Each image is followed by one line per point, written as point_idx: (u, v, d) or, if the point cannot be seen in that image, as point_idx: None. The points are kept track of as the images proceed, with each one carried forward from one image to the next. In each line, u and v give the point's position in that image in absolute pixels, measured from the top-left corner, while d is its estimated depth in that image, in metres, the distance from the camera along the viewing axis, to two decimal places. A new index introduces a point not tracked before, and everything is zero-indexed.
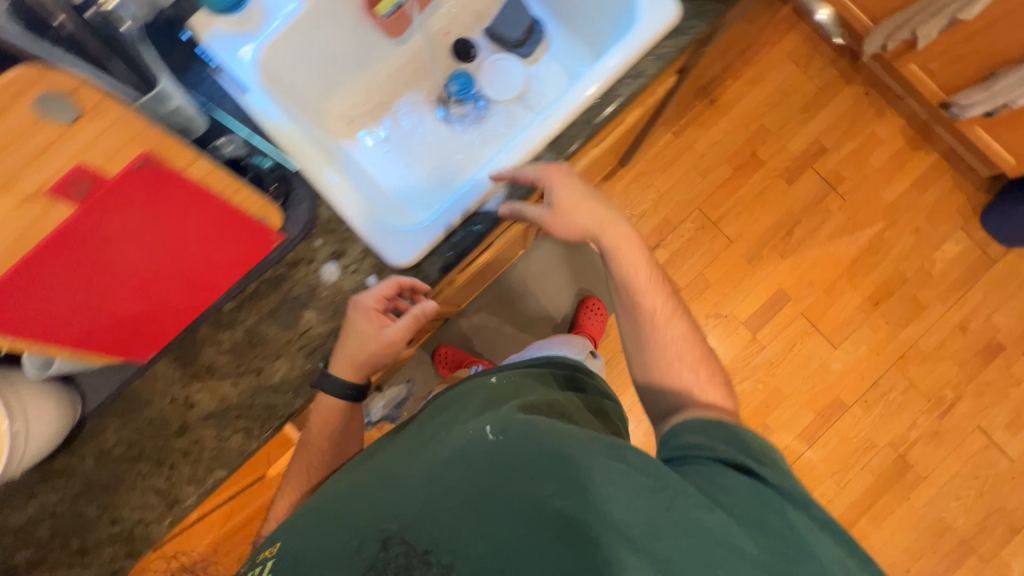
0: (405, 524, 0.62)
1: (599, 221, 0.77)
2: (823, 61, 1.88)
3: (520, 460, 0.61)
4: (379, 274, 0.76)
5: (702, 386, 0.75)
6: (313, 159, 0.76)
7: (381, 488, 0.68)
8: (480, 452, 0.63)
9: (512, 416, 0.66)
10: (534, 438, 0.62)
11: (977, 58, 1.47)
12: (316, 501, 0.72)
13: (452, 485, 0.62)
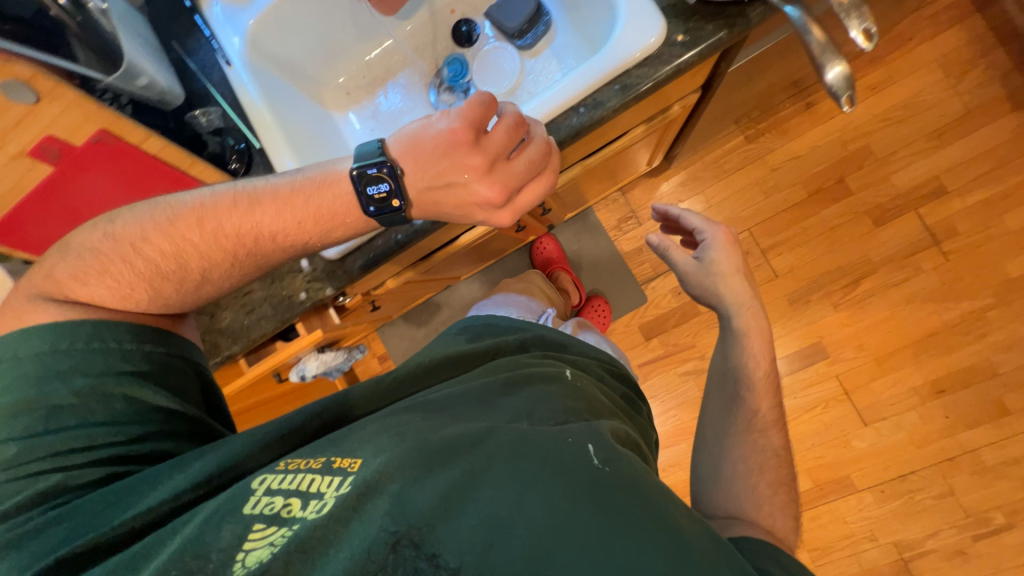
0: (461, 536, 0.41)
1: (742, 301, 0.86)
2: (982, 76, 1.44)
3: (629, 519, 0.43)
4: (310, 260, 0.83)
5: (772, 509, 0.74)
6: (275, 138, 0.83)
7: (452, 463, 0.45)
8: (586, 477, 0.45)
9: (618, 451, 0.50)
10: (638, 487, 0.46)
11: None
12: (363, 431, 0.50)
13: (541, 513, 0.42)
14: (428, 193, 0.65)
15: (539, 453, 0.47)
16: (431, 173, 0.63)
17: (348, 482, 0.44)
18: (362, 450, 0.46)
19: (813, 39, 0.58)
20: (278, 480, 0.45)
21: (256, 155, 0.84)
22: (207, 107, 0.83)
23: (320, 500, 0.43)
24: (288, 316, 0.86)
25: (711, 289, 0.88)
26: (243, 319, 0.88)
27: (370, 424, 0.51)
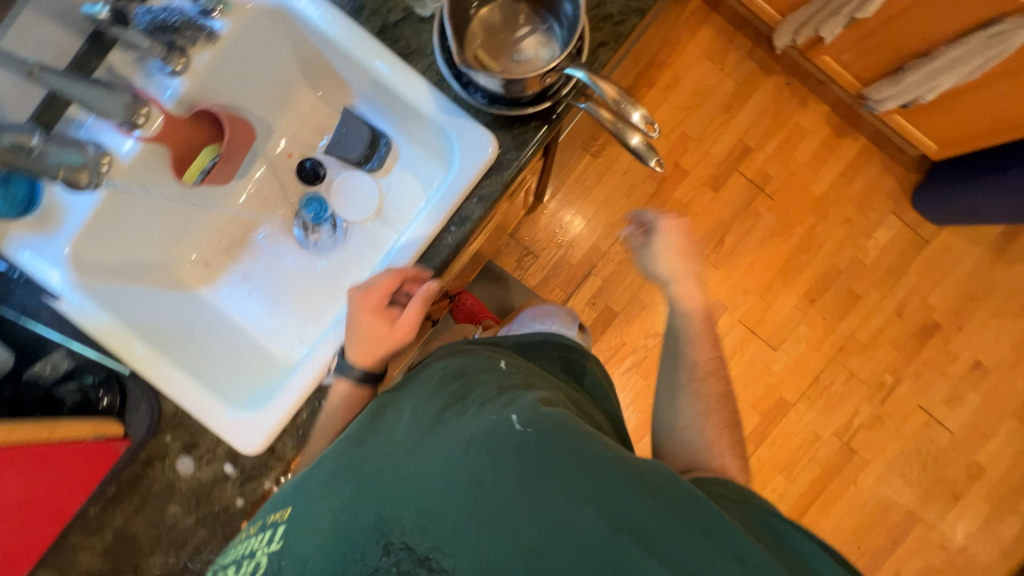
0: (406, 527, 0.52)
1: (677, 269, 0.83)
2: (739, 53, 1.77)
3: (543, 463, 0.52)
4: (233, 462, 0.76)
5: (719, 451, 0.76)
6: (145, 355, 0.75)
7: (389, 479, 0.55)
8: (505, 443, 0.54)
9: (542, 407, 0.57)
10: (559, 436, 0.54)
11: (885, 51, 1.39)
12: (312, 483, 0.60)
13: (463, 489, 0.52)
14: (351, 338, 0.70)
15: (463, 440, 0.55)
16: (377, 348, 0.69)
17: (280, 533, 0.58)
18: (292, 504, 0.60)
19: (603, 115, 0.66)
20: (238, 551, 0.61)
21: (132, 381, 0.76)
22: (56, 350, 0.75)
23: (261, 555, 0.58)
24: (230, 531, 0.76)
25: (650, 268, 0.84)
26: (178, 557, 0.76)
27: (326, 463, 0.61)
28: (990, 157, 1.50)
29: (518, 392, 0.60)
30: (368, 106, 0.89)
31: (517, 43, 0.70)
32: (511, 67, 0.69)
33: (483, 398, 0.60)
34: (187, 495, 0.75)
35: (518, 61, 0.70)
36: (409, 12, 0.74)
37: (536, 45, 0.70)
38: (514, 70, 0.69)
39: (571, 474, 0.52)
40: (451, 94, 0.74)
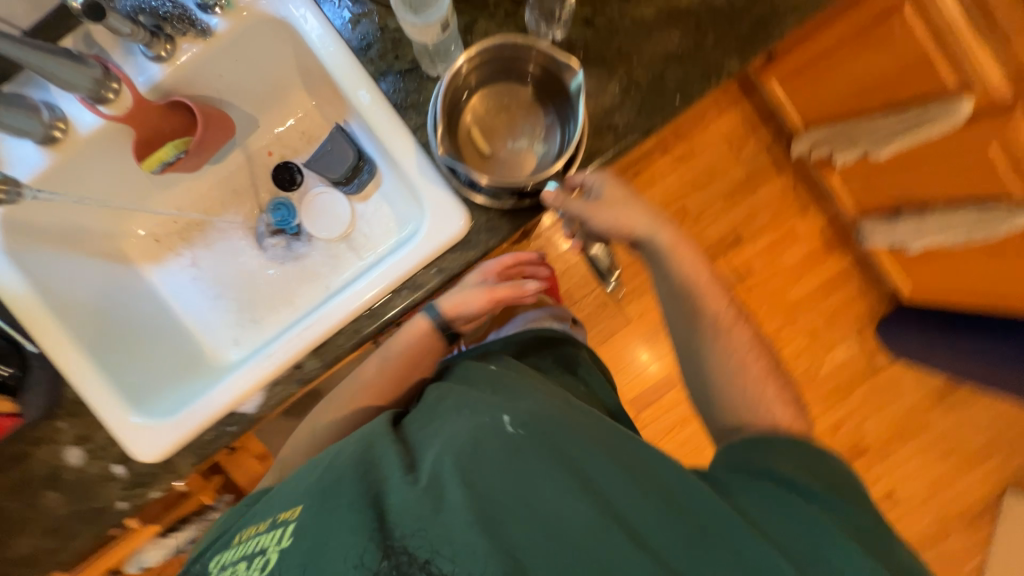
0: (419, 537, 0.49)
1: (645, 223, 0.66)
2: (757, 145, 1.78)
3: (539, 461, 0.51)
4: (126, 464, 0.73)
5: (768, 406, 0.59)
6: (61, 336, 0.73)
7: (392, 488, 0.53)
8: (501, 442, 0.53)
9: (536, 411, 0.57)
10: (559, 434, 0.54)
11: (888, 190, 1.42)
12: (311, 479, 0.58)
13: (469, 493, 0.50)
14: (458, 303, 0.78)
15: (458, 441, 0.54)
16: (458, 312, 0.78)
17: (288, 532, 0.54)
18: (300, 502, 0.56)
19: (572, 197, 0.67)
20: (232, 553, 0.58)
21: (37, 358, 0.72)
22: None
23: (264, 556, 0.54)
24: (106, 529, 0.75)
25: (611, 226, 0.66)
26: (46, 543, 0.74)
27: (319, 466, 0.60)
28: (956, 315, 1.56)
29: (521, 398, 0.61)
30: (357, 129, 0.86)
31: (502, 139, 0.72)
32: (492, 166, 0.71)
33: (478, 402, 0.60)
34: (70, 485, 0.73)
35: (501, 159, 0.72)
36: (416, 66, 0.71)
37: (521, 145, 0.72)
38: (495, 171, 0.71)
39: (568, 471, 0.51)
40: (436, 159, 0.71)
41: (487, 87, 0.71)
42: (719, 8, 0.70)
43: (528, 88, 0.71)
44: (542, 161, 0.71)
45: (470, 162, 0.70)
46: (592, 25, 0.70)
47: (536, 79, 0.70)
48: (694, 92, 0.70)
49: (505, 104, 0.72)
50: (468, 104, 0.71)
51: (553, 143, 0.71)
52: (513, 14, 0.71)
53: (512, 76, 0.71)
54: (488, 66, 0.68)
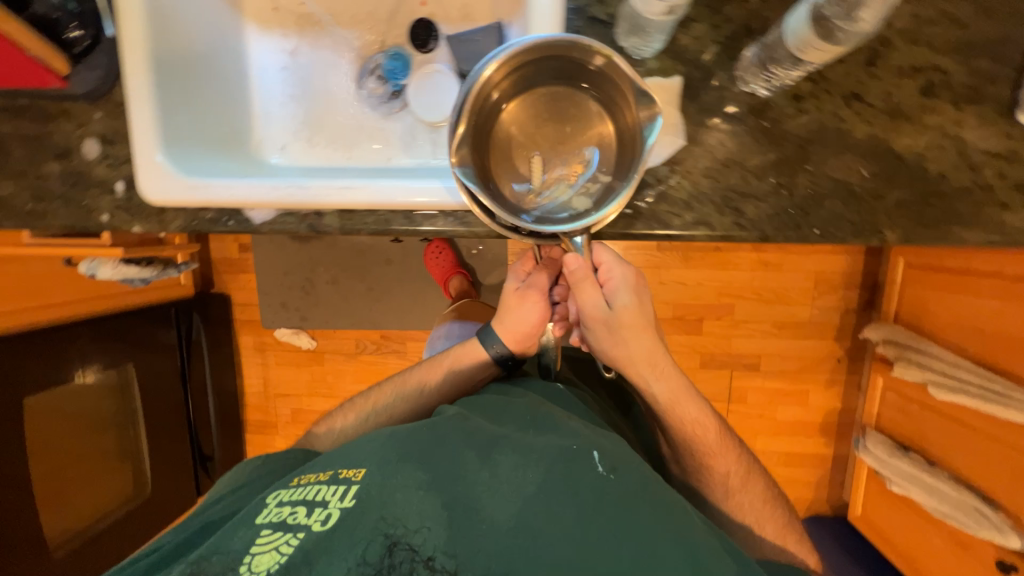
0: (434, 533, 0.54)
1: (652, 366, 0.74)
2: (837, 302, 1.67)
3: (619, 513, 0.56)
4: (127, 187, 0.73)
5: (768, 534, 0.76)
6: (140, 33, 0.68)
7: (467, 485, 0.58)
8: (590, 482, 0.59)
9: (619, 459, 0.63)
10: (640, 489, 0.60)
11: (914, 426, 1.35)
12: (381, 447, 0.64)
13: (548, 522, 0.55)
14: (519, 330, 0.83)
15: (538, 460, 0.61)
16: (522, 336, 0.83)
17: (350, 492, 0.58)
18: (365, 464, 0.61)
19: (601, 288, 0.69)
20: (291, 494, 0.61)
21: (106, 43, 0.69)
22: None
23: (325, 509, 0.57)
24: (80, 226, 0.76)
25: (626, 354, 0.73)
26: (28, 202, 0.76)
27: (385, 436, 0.66)
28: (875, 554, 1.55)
29: (601, 439, 0.67)
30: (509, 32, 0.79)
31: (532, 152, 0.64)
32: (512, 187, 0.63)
33: (557, 431, 0.66)
34: (73, 169, 0.74)
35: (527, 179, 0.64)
36: (611, 23, 0.62)
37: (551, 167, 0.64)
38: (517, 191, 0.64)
39: (646, 529, 0.55)
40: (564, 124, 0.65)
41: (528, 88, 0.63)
42: (928, 177, 0.61)
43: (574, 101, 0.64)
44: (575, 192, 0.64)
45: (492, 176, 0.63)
46: (798, 106, 0.61)
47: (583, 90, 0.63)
48: (835, 235, 0.63)
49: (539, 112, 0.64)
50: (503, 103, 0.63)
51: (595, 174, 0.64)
52: (737, 40, 0.61)
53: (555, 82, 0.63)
54: (520, 73, 0.61)
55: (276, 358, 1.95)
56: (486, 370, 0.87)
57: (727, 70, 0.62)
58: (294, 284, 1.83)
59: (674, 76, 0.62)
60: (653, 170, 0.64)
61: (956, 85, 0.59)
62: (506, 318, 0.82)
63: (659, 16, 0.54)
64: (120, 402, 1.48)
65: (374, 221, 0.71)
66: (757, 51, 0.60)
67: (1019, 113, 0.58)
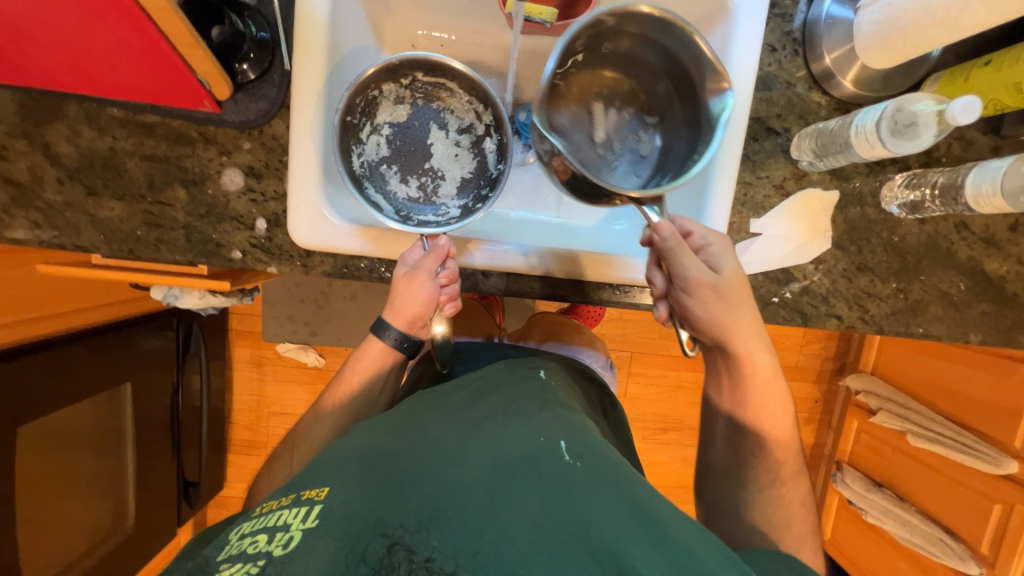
0: (449, 542, 0.38)
1: (749, 341, 0.62)
2: (820, 349, 1.78)
3: (596, 507, 0.41)
4: (271, 226, 0.68)
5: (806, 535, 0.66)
6: (313, 67, 0.64)
7: (415, 487, 0.42)
8: (549, 472, 0.43)
9: (591, 439, 0.48)
10: (612, 470, 0.44)
11: (887, 466, 1.58)
12: (324, 463, 0.47)
13: (507, 522, 0.39)
14: (412, 316, 0.64)
15: (501, 452, 0.45)
16: (414, 320, 0.64)
17: (308, 511, 0.40)
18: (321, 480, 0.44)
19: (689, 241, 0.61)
20: (251, 525, 0.42)
21: (275, 75, 0.65)
22: None
23: (287, 536, 0.38)
24: (202, 261, 0.68)
25: (721, 322, 0.60)
26: (138, 229, 0.67)
27: (335, 449, 0.49)
28: None
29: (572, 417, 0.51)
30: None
31: (430, 141, 0.70)
32: (406, 173, 0.70)
33: (525, 417, 0.51)
34: (206, 199, 0.67)
35: (421, 167, 0.70)
36: (785, 135, 0.71)
37: (444, 155, 0.71)
38: (410, 178, 0.70)
39: (626, 523, 0.40)
40: (733, 218, 0.72)
41: (425, 87, 0.68)
42: (1007, 294, 0.75)
43: (464, 96, 0.69)
44: (461, 182, 0.70)
45: (389, 165, 0.69)
46: (921, 226, 0.73)
47: (479, 87, 0.66)
48: (933, 333, 0.76)
49: (436, 108, 0.70)
50: (400, 101, 0.68)
51: (485, 163, 0.70)
52: (881, 166, 0.72)
53: (446, 77, 0.67)
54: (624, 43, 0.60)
55: (274, 374, 1.80)
56: (390, 366, 0.67)
57: (871, 188, 0.72)
58: (305, 297, 1.61)
59: (831, 189, 0.72)
60: (802, 267, 0.73)
61: None
62: (390, 306, 0.64)
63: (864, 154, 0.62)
64: (115, 408, 1.25)
65: (541, 287, 0.73)
66: (909, 176, 0.70)
67: None
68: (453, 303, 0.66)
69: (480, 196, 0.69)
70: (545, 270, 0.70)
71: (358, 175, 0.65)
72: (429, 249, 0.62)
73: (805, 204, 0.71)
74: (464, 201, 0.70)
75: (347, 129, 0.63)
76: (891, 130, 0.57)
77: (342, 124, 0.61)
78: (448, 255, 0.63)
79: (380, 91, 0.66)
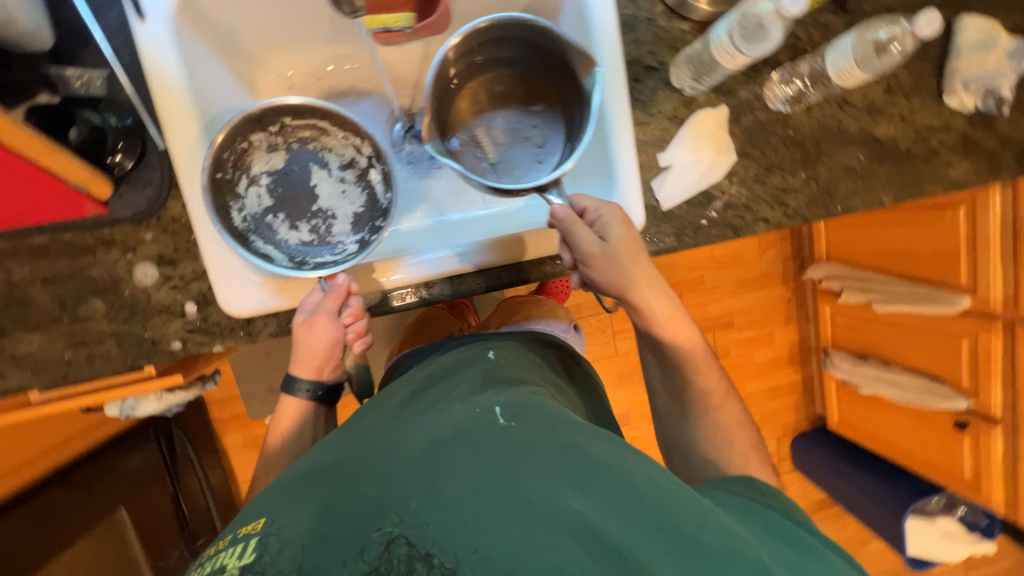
0: (436, 522, 0.41)
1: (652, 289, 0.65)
2: (779, 253, 1.87)
3: (534, 456, 0.47)
4: (201, 306, 0.66)
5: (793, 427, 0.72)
6: (189, 138, 0.62)
7: (378, 486, 0.45)
8: (488, 437, 0.49)
9: (527, 404, 0.54)
10: (546, 426, 0.51)
11: (867, 338, 1.66)
12: (281, 488, 0.49)
13: (459, 488, 0.44)
14: (318, 361, 0.68)
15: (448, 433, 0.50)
16: (321, 363, 0.68)
17: (252, 546, 0.43)
18: (269, 510, 0.46)
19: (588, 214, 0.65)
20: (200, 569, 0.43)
21: (155, 157, 0.63)
22: (86, 66, 0.61)
23: (222, 575, 0.41)
24: (143, 362, 0.66)
25: (622, 279, 0.64)
26: (65, 352, 0.64)
27: (291, 470, 0.52)
28: (859, 451, 1.83)
29: (509, 390, 0.58)
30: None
31: (313, 184, 0.71)
32: (294, 220, 0.70)
33: (467, 399, 0.56)
34: (125, 300, 0.64)
35: (309, 210, 0.71)
36: (663, 69, 0.74)
37: (330, 193, 0.71)
38: (300, 223, 0.70)
39: (558, 463, 0.46)
40: (642, 159, 0.75)
41: (296, 131, 0.69)
42: (901, 151, 0.81)
43: (338, 133, 0.70)
44: (353, 218, 0.71)
45: (275, 214, 0.70)
46: (809, 114, 0.77)
47: (347, 121, 0.67)
48: (852, 207, 0.80)
49: (313, 150, 0.71)
50: (274, 148, 0.69)
51: (373, 194, 0.71)
52: (758, 70, 0.76)
53: (314, 119, 0.68)
54: (500, 45, 0.67)
55: None
56: (309, 414, 0.70)
57: (755, 93, 0.76)
58: None
59: (719, 105, 0.75)
60: (718, 184, 0.76)
61: (904, 83, 0.80)
62: (299, 351, 0.66)
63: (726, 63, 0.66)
64: (117, 537, 1.15)
65: (487, 279, 0.74)
66: (781, 72, 0.76)
67: (946, 97, 0.80)
68: (362, 338, 0.69)
69: (373, 228, 0.69)
70: (479, 264, 0.72)
71: (240, 231, 0.65)
72: (330, 291, 0.63)
73: (701, 125, 0.74)
74: (360, 235, 0.71)
75: (220, 186, 0.64)
76: (745, 38, 0.63)
77: (210, 181, 0.61)
78: (350, 293, 0.64)
79: (249, 144, 0.66)
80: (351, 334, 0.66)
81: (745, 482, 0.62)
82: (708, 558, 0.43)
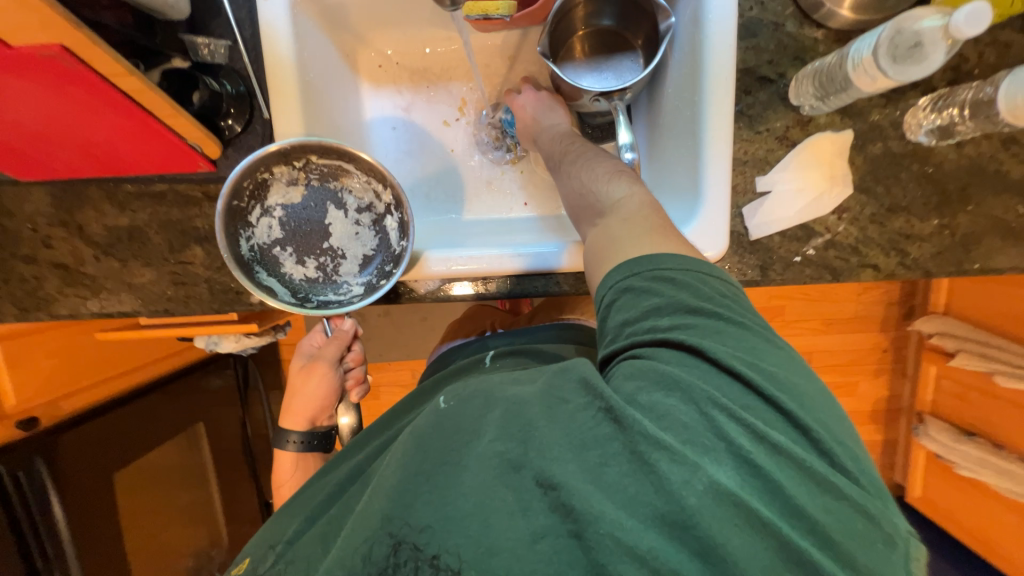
0: (439, 522, 0.38)
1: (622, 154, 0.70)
2: (883, 296, 1.63)
3: (475, 423, 0.42)
4: None
5: None
6: (284, 114, 0.66)
7: (348, 506, 0.48)
8: (427, 416, 0.45)
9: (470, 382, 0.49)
10: (484, 402, 0.44)
11: (974, 412, 1.42)
12: (277, 528, 0.54)
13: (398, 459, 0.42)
14: (315, 409, 0.71)
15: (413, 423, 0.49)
16: (319, 410, 0.71)
17: None
18: (253, 553, 0.52)
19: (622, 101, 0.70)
20: None
21: (259, 124, 0.68)
22: (212, 35, 0.67)
23: None
24: (227, 308, 0.73)
25: None
26: (168, 289, 0.73)
27: (288, 511, 0.56)
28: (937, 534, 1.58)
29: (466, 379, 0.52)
30: (657, 84, 0.74)
31: (327, 221, 0.70)
32: (302, 254, 0.69)
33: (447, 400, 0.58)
34: (219, 252, 0.71)
35: (319, 247, 0.70)
36: (781, 81, 0.66)
37: (343, 233, 0.70)
38: (307, 258, 0.69)
39: (488, 421, 0.42)
40: (736, 180, 0.67)
41: (320, 168, 0.67)
42: None
43: (361, 176, 0.69)
44: (362, 259, 0.70)
45: (283, 247, 0.68)
46: (960, 151, 0.65)
47: (376, 168, 0.66)
48: (994, 267, 0.67)
49: (332, 188, 0.69)
50: (294, 183, 0.68)
51: (386, 240, 0.70)
52: (902, 93, 0.64)
53: (342, 160, 0.67)
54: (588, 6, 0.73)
55: None
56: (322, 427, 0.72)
57: (894, 119, 0.65)
58: None
59: (844, 129, 0.65)
60: (823, 219, 0.67)
61: None
62: (295, 401, 0.70)
63: (863, 86, 0.58)
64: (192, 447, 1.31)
65: (545, 284, 0.73)
66: (933, 98, 0.63)
67: None
68: (360, 386, 0.74)
69: (381, 272, 0.69)
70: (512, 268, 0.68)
71: (245, 261, 0.64)
72: (333, 334, 0.71)
73: (815, 150, 0.66)
74: (366, 277, 0.70)
75: (233, 215, 0.63)
76: (896, 59, 0.53)
77: (224, 210, 0.61)
78: (353, 337, 0.73)
79: (271, 174, 0.65)
80: (351, 376, 0.73)
81: (647, 277, 0.48)
82: (606, 448, 0.39)
